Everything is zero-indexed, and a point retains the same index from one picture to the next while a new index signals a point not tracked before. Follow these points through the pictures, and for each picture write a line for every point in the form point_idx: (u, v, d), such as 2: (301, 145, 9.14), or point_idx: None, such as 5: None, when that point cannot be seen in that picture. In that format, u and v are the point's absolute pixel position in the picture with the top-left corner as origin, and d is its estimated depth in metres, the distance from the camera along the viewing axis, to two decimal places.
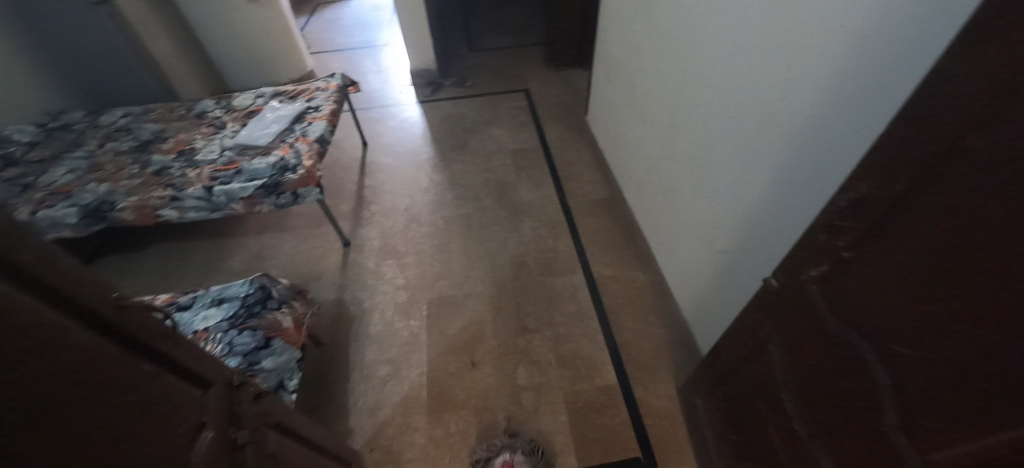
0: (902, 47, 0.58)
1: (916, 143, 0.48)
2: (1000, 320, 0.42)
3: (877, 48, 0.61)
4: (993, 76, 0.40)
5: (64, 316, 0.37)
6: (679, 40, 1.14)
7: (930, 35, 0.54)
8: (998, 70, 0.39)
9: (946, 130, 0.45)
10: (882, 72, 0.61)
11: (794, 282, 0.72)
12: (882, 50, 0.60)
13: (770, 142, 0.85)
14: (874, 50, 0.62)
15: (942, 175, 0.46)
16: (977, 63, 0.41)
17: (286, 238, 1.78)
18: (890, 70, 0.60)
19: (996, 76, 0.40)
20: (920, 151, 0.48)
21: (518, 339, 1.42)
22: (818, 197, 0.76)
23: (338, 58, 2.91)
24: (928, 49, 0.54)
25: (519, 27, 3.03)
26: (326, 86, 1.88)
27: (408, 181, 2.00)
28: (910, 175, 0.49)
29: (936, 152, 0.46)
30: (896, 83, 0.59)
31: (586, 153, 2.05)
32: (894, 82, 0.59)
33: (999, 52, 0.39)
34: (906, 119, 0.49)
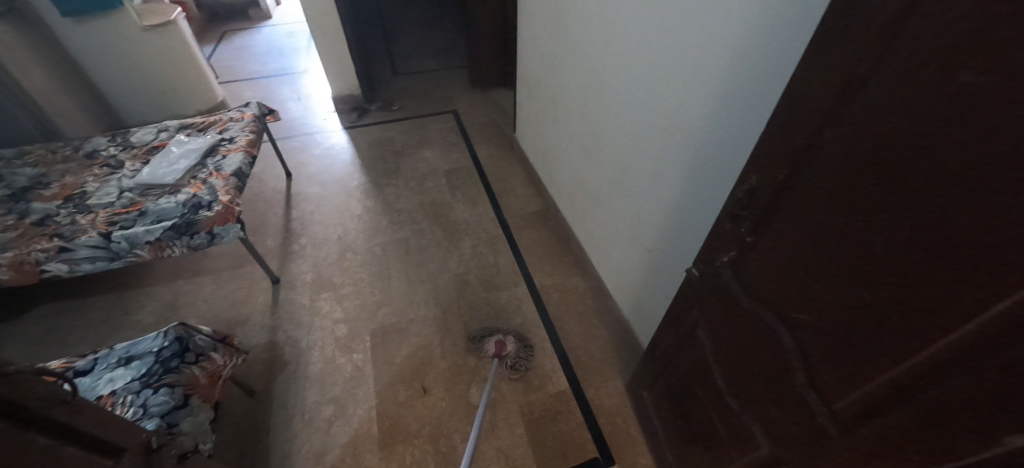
0: (771, 55, 0.67)
1: (791, 136, 0.56)
2: (871, 276, 0.50)
3: (752, 57, 0.71)
4: (839, 76, 0.48)
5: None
6: (590, 59, 1.24)
7: (791, 44, 0.63)
8: (841, 71, 0.48)
9: (812, 122, 0.53)
10: (759, 78, 0.71)
11: (711, 268, 0.79)
12: (756, 59, 0.70)
13: (677, 145, 0.95)
14: (750, 60, 0.71)
15: (813, 160, 0.54)
16: (825, 66, 0.49)
17: (205, 282, 1.63)
18: (764, 76, 0.69)
19: (842, 75, 0.48)
20: (795, 143, 0.56)
21: (468, 358, 1.41)
22: (722, 190, 0.85)
23: (251, 87, 2.76)
24: (791, 56, 0.64)
25: (442, 51, 3.07)
26: (240, 116, 1.77)
27: (339, 209, 1.92)
28: (790, 162, 0.57)
29: (806, 142, 0.54)
30: (771, 87, 0.69)
31: (517, 169, 2.11)
32: (769, 86, 0.69)
33: (840, 56, 0.47)
34: (780, 116, 0.58)
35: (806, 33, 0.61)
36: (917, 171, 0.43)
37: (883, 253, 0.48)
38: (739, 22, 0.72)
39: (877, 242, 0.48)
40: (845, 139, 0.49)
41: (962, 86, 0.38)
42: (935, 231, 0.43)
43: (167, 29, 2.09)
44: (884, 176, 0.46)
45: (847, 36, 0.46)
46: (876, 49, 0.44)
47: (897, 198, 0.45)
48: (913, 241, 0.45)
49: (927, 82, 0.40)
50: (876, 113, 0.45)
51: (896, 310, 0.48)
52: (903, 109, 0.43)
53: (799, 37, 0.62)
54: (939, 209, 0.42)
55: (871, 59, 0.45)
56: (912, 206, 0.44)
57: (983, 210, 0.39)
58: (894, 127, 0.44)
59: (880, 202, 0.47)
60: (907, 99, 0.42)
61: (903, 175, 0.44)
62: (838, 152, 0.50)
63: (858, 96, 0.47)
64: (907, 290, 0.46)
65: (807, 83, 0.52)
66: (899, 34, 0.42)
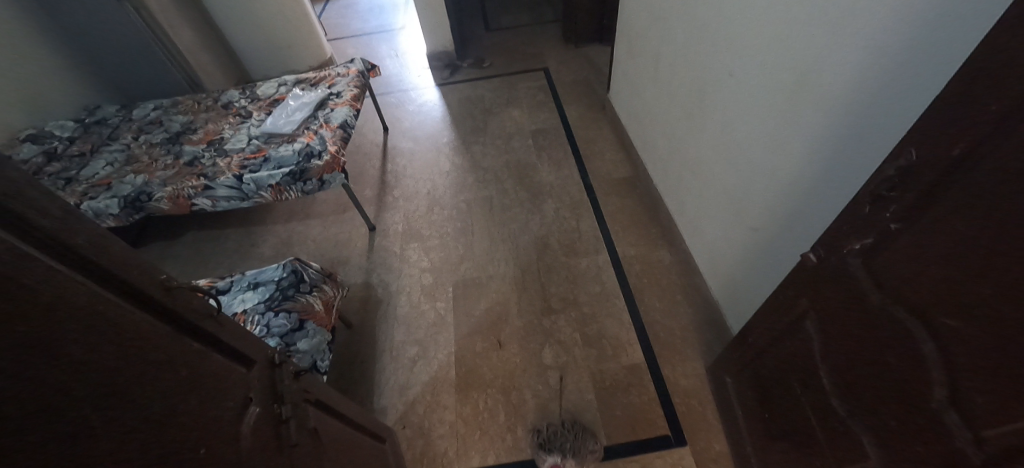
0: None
1: (983, 100, 0.45)
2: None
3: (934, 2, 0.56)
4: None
5: (62, 264, 0.35)
6: (707, 11, 1.11)
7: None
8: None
9: (1016, 85, 0.41)
10: (940, 29, 0.57)
11: (833, 255, 0.70)
12: (940, 4, 0.56)
13: (808, 111, 0.82)
14: (929, 5, 0.57)
15: (1009, 136, 0.43)
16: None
17: (313, 224, 1.82)
18: (950, 26, 0.55)
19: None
20: (987, 110, 0.44)
21: (543, 319, 1.43)
22: (863, 167, 0.72)
23: (355, 44, 2.91)
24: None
25: (536, 4, 2.95)
26: (346, 71, 1.88)
27: (429, 165, 2.00)
28: (972, 136, 0.46)
29: (1002, 110, 0.43)
30: (957, 39, 0.55)
31: (607, 131, 2.01)
32: (954, 38, 0.55)
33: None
34: (971, 75, 0.46)
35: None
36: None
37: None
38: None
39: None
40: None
41: None
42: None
43: None
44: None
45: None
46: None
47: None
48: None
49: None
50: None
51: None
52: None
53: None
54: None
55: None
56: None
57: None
58: None
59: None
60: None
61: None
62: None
63: None
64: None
65: (1022, 31, 0.40)
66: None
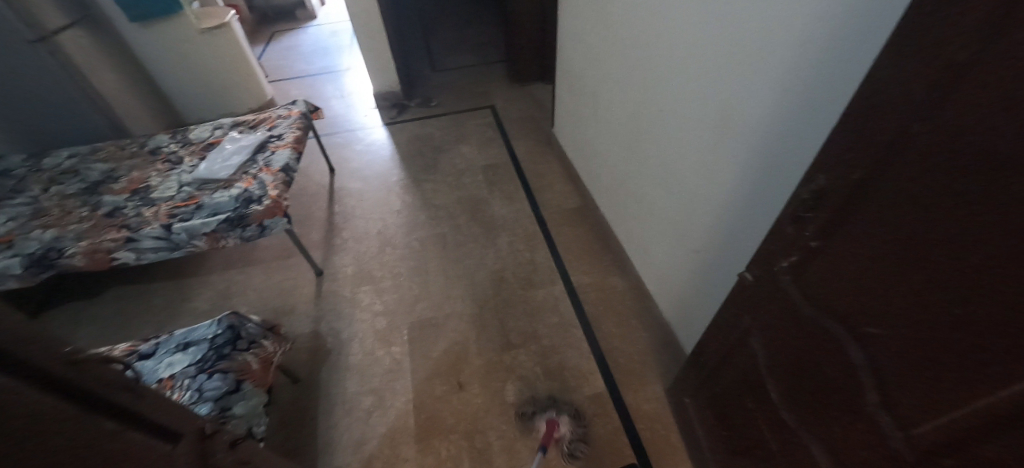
0: (849, 36, 0.60)
1: (872, 129, 0.50)
2: (964, 291, 0.44)
3: (825, 39, 0.64)
4: (932, 60, 0.42)
5: None
6: (636, 52, 1.20)
7: (874, 21, 0.57)
8: (936, 54, 0.42)
9: (898, 115, 0.47)
10: (832, 62, 0.64)
11: (767, 274, 0.74)
12: (829, 42, 0.64)
13: (731, 140, 0.89)
14: (821, 43, 0.65)
15: (898, 159, 0.49)
16: (915, 50, 0.44)
17: (255, 272, 1.71)
18: (840, 59, 0.63)
19: (938, 61, 0.42)
20: (877, 138, 0.50)
21: (503, 355, 1.40)
22: (783, 186, 0.79)
23: (298, 85, 2.86)
24: (874, 35, 0.57)
25: (480, 45, 3.06)
26: (287, 113, 1.84)
27: (379, 204, 1.96)
28: (869, 160, 0.52)
29: (890, 137, 0.49)
30: (847, 71, 0.62)
31: (555, 164, 2.08)
32: (844, 70, 0.62)
33: (934, 37, 0.42)
34: (858, 107, 0.52)
35: (896, 7, 0.54)
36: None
37: (981, 267, 0.42)
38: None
39: (973, 252, 0.43)
40: (938, 135, 0.44)
41: None
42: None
43: (222, 30, 2.18)
44: (989, 181, 0.40)
45: (946, 12, 0.40)
46: (980, 28, 0.38)
47: (1004, 204, 0.40)
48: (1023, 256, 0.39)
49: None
50: (978, 106, 0.40)
51: (996, 329, 0.42)
52: (1014, 102, 0.37)
53: (886, 13, 0.55)
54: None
55: (974, 40, 0.39)
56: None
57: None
58: (1002, 122, 0.38)
59: (981, 209, 0.41)
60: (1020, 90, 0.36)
61: (1014, 179, 0.38)
62: (931, 150, 0.45)
63: (955, 87, 0.41)
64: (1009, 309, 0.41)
65: (893, 69, 0.47)
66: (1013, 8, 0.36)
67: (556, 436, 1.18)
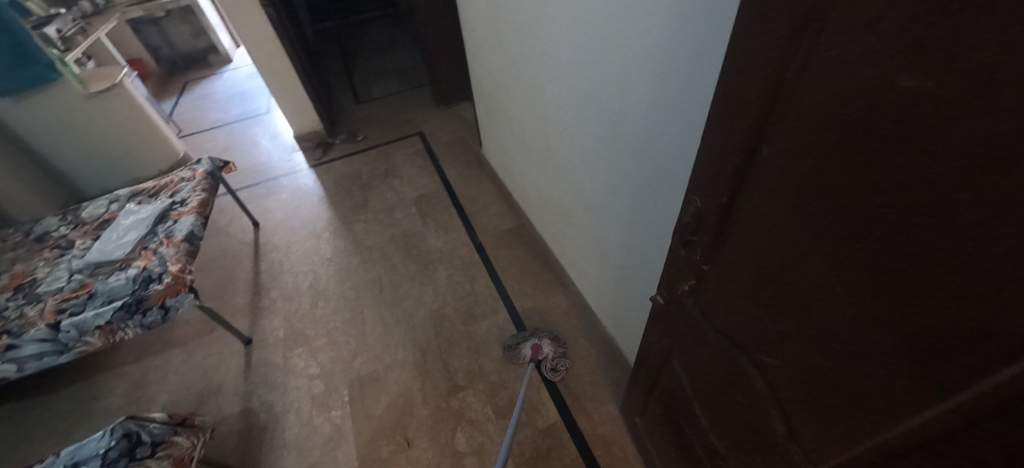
0: (701, 34, 0.59)
1: (731, 142, 0.48)
2: (835, 313, 0.41)
3: (683, 39, 0.62)
4: (767, 71, 0.40)
5: None
6: (532, 69, 1.17)
7: (719, 17, 0.55)
8: (770, 65, 0.39)
9: (750, 128, 0.45)
10: (693, 62, 0.62)
11: (673, 297, 0.71)
12: (688, 43, 0.62)
13: (628, 148, 0.87)
14: (681, 44, 0.63)
15: (760, 173, 0.46)
16: (750, 60, 0.41)
17: (175, 353, 1.56)
18: (698, 58, 0.61)
19: (773, 71, 0.39)
20: (735, 152, 0.48)
21: (451, 400, 1.32)
22: (680, 187, 0.77)
23: (214, 137, 2.68)
24: (721, 31, 0.55)
25: (403, 71, 3.00)
26: (191, 174, 1.70)
27: (308, 254, 1.85)
28: (735, 174, 0.49)
29: (749, 151, 0.46)
30: (706, 69, 0.60)
31: (488, 185, 2.03)
32: (699, 71, 0.62)
33: (765, 46, 0.39)
34: (717, 120, 0.49)
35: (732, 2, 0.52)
36: (873, 194, 0.34)
37: (845, 290, 0.39)
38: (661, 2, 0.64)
39: (837, 273, 0.40)
40: (787, 149, 0.41)
41: (909, 87, 0.29)
42: (903, 267, 0.34)
43: (114, 92, 2.02)
44: (835, 199, 0.37)
45: (768, 19, 0.38)
46: (805, 36, 0.35)
47: (853, 222, 0.36)
48: (880, 278, 0.36)
49: (868, 82, 0.31)
50: (813, 118, 0.37)
51: (867, 354, 0.39)
52: (845, 113, 0.34)
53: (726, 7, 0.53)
54: (901, 242, 0.33)
55: (801, 48, 0.36)
56: (871, 237, 0.35)
57: (954, 252, 0.30)
58: (838, 139, 0.35)
59: (833, 228, 0.38)
60: (847, 102, 0.33)
61: (857, 198, 0.35)
62: (784, 165, 0.42)
63: (792, 98, 0.39)
64: (875, 333, 0.38)
65: (739, 80, 0.44)
66: (825, 14, 0.33)
67: (541, 356, 1.34)
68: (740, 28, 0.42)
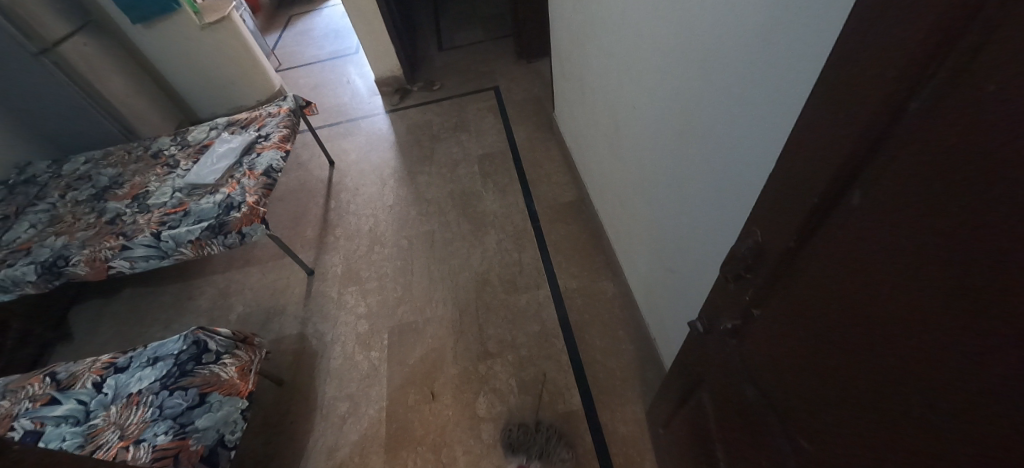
0: (809, 16, 0.45)
1: (803, 184, 0.39)
2: (889, 414, 0.35)
3: (785, 19, 0.49)
4: (873, 110, 0.31)
5: None
6: (611, 37, 1.05)
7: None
8: (879, 101, 0.30)
9: (828, 174, 0.36)
10: (790, 53, 0.49)
11: (713, 330, 0.63)
12: (789, 28, 0.49)
13: (697, 148, 0.77)
14: (781, 27, 0.50)
15: (832, 230, 0.37)
16: (850, 89, 0.32)
17: (252, 272, 1.76)
18: (799, 47, 0.48)
19: (881, 112, 0.30)
20: (806, 195, 0.39)
21: (479, 365, 1.35)
22: (748, 200, 0.65)
23: (308, 73, 2.83)
24: (833, 16, 0.42)
25: (491, 18, 2.88)
26: (277, 110, 1.81)
27: (373, 199, 1.93)
28: (800, 221, 0.41)
29: (821, 201, 0.38)
30: (806, 63, 0.47)
31: (555, 153, 1.94)
32: (793, 74, 0.50)
33: (879, 74, 0.30)
34: (791, 151, 0.40)
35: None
36: (984, 304, 0.26)
37: (908, 395, 0.33)
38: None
39: (901, 374, 0.33)
40: (873, 215, 0.33)
41: None
42: (999, 400, 0.27)
43: (222, 24, 2.16)
44: (920, 293, 0.30)
45: (888, 41, 0.28)
46: (943, 75, 0.26)
47: (942, 326, 0.29)
48: (957, 402, 0.29)
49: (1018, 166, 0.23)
50: (924, 187, 0.28)
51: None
52: (974, 194, 0.26)
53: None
54: (1004, 372, 0.26)
55: (932, 90, 0.27)
56: (961, 352, 0.28)
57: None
58: (949, 224, 0.27)
59: (908, 326, 0.31)
60: (979, 181, 0.25)
61: (958, 301, 0.28)
62: (864, 231, 0.34)
63: (898, 154, 0.30)
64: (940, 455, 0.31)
65: (828, 111, 0.35)
66: (978, 54, 0.24)
67: None
68: (847, 37, 0.32)
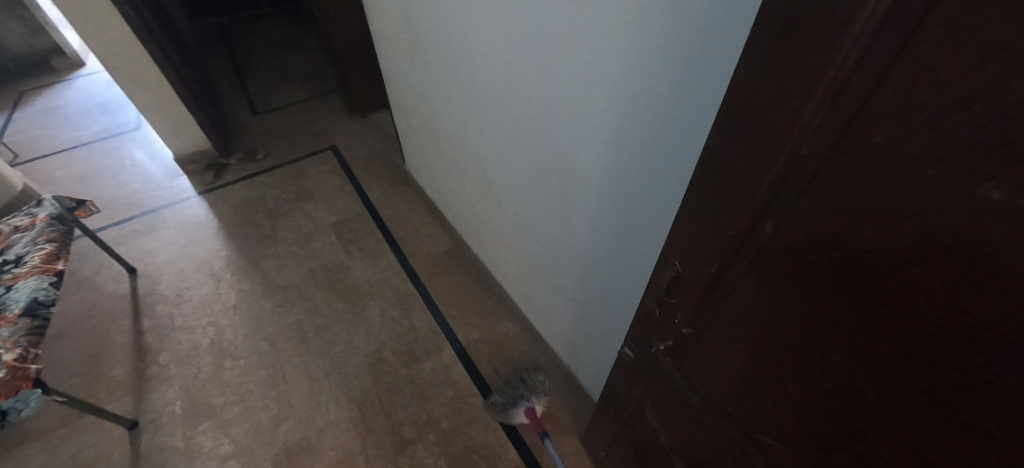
0: (693, 65, 0.48)
1: (729, 210, 0.41)
2: (842, 412, 0.38)
3: (665, 69, 0.52)
4: (778, 137, 0.33)
5: None
6: (460, 88, 1.05)
7: (722, 47, 0.44)
8: (780, 143, 0.33)
9: (753, 199, 0.38)
10: (670, 105, 0.53)
11: (645, 354, 0.64)
12: (665, 76, 0.52)
13: (578, 182, 0.79)
14: (654, 80, 0.54)
15: (762, 252, 0.39)
16: (753, 131, 0.35)
17: (28, 454, 1.22)
18: (688, 91, 0.50)
19: (788, 144, 0.33)
20: (733, 221, 0.41)
21: (399, 459, 1.17)
22: (659, 231, 0.67)
23: (67, 161, 2.17)
24: (722, 64, 0.45)
25: (308, 75, 2.68)
26: (28, 221, 1.32)
27: (208, 302, 1.56)
28: (729, 246, 0.42)
29: (749, 224, 0.39)
30: (696, 105, 0.51)
31: (417, 204, 1.87)
32: (681, 127, 0.54)
33: (780, 110, 0.32)
34: (707, 181, 0.42)
35: (736, 42, 0.43)
36: (907, 303, 0.29)
37: (855, 392, 0.36)
38: (632, 24, 0.53)
39: (843, 375, 0.36)
40: (804, 235, 0.35)
41: (984, 205, 0.23)
42: (937, 382, 0.30)
43: None
44: (846, 302, 0.33)
45: (784, 94, 0.31)
46: (829, 122, 0.30)
47: (872, 325, 0.32)
48: (896, 391, 0.33)
49: (912, 189, 0.26)
50: (844, 205, 0.31)
51: (892, 458, 0.35)
52: (890, 212, 0.28)
53: (731, 35, 0.43)
54: (935, 356, 0.29)
55: (823, 133, 0.30)
56: (891, 349, 0.32)
57: (1014, 389, 0.26)
58: (865, 241, 0.30)
59: (840, 332, 0.35)
60: (882, 204, 0.28)
61: (877, 305, 0.31)
62: (798, 250, 0.36)
63: (803, 190, 0.33)
64: (902, 439, 0.34)
65: (740, 142, 0.37)
66: (861, 109, 0.28)
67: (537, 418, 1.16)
68: (741, 79, 0.35)
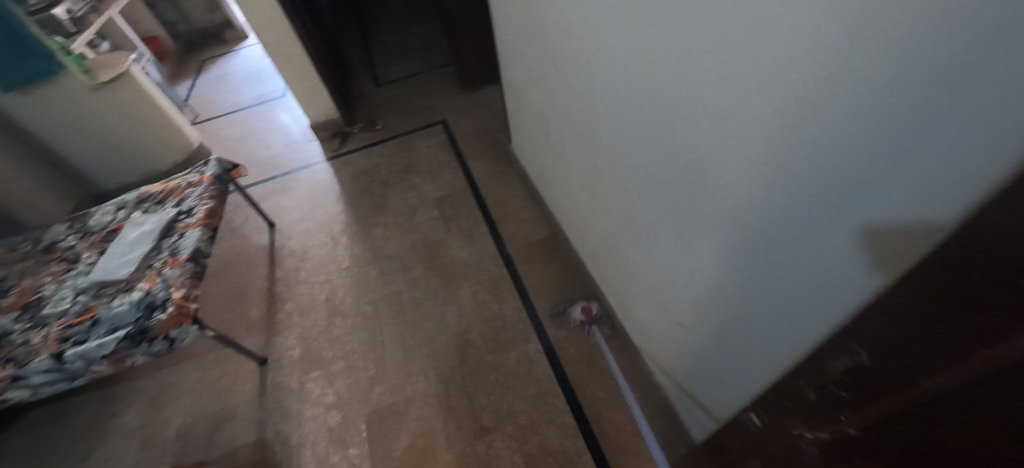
0: (955, 102, 0.30)
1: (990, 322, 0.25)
2: None
3: (896, 96, 0.34)
4: None
5: None
6: (580, 78, 0.96)
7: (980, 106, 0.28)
8: None
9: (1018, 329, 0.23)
10: (862, 157, 0.39)
11: (779, 429, 0.51)
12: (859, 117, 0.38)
13: (710, 204, 0.68)
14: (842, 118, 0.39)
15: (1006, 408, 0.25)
16: None
17: (189, 370, 1.49)
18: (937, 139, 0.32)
19: None
20: (984, 341, 0.25)
21: (476, 444, 1.20)
22: (839, 301, 0.50)
23: (230, 123, 2.54)
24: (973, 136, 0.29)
25: (426, 48, 2.75)
26: (198, 179, 1.55)
27: (326, 261, 1.73)
28: (967, 371, 0.27)
29: (1003, 362, 0.24)
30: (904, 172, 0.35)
31: (518, 186, 1.84)
32: (873, 189, 0.39)
33: None
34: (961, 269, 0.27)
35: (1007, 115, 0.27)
36: None
37: None
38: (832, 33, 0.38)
39: None
40: None
41: None
42: None
43: (123, 82, 1.88)
44: None
45: None
46: None
47: None
48: None
49: None
50: None
51: None
52: None
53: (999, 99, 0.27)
54: None
55: None
56: None
57: None
58: None
59: None
60: None
61: None
62: None
63: None
64: None
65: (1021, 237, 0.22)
66: None
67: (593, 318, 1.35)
68: None
